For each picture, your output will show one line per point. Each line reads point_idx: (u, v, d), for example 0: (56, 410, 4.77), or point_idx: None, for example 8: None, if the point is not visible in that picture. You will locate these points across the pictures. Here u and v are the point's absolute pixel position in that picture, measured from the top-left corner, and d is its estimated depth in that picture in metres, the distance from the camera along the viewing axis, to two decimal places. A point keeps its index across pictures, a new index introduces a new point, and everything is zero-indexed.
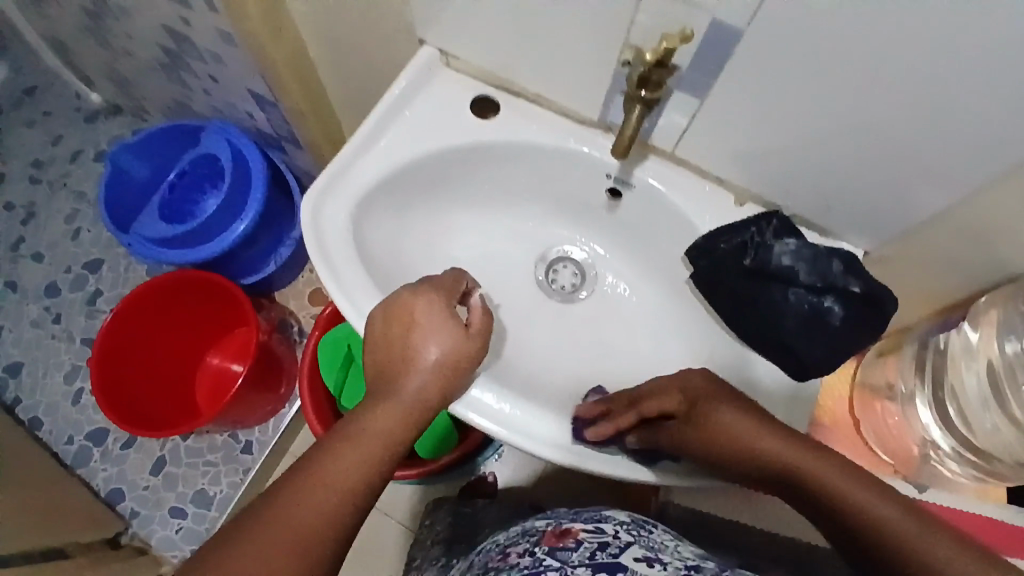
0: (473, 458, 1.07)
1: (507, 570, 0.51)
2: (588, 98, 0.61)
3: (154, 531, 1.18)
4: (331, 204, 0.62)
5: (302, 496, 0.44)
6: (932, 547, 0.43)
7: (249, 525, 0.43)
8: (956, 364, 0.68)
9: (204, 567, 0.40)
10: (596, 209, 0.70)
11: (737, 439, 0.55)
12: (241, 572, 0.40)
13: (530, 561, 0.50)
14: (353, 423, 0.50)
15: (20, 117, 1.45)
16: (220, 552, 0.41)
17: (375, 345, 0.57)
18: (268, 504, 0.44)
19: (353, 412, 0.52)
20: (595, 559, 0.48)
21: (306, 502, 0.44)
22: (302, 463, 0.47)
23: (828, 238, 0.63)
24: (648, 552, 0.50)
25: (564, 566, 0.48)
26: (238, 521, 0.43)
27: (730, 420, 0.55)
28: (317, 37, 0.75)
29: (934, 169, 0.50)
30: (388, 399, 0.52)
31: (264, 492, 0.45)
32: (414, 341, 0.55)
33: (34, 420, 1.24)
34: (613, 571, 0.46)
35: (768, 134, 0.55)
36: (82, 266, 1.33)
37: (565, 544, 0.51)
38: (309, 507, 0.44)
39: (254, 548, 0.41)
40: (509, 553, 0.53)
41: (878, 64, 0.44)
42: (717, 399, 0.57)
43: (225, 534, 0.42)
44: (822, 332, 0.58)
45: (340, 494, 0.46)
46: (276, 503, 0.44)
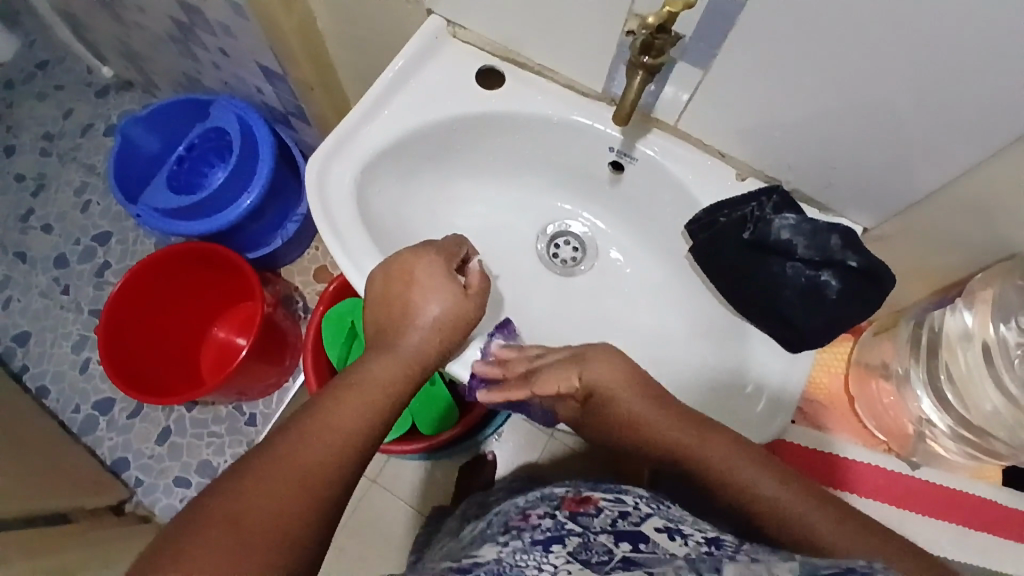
0: (473, 435, 1.09)
1: (529, 530, 0.52)
2: (593, 70, 0.61)
3: (158, 500, 1.20)
4: (336, 168, 0.63)
5: (307, 436, 0.46)
6: (799, 510, 0.48)
7: (259, 463, 0.44)
8: (951, 344, 0.69)
9: (214, 496, 0.42)
10: (599, 183, 0.70)
11: (637, 421, 0.57)
12: (258, 507, 0.41)
13: (552, 524, 0.51)
14: (354, 374, 0.52)
15: (31, 90, 1.46)
16: (231, 489, 0.42)
17: (376, 304, 0.58)
18: (274, 445, 0.45)
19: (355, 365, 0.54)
20: (616, 527, 0.49)
21: (315, 448, 0.46)
22: (308, 408, 0.49)
23: (829, 214, 0.63)
24: (668, 523, 0.50)
25: (586, 531, 0.49)
26: (249, 458, 0.44)
27: (630, 402, 0.57)
28: (326, 9, 0.76)
29: (935, 145, 0.50)
30: (388, 354, 0.54)
31: (273, 434, 0.47)
32: (415, 299, 0.57)
33: (42, 388, 1.26)
34: (635, 541, 0.47)
35: (771, 108, 0.55)
36: (91, 239, 1.35)
37: (585, 510, 0.53)
38: (316, 451, 0.45)
39: (266, 483, 0.43)
40: (529, 515, 0.55)
41: (882, 37, 0.44)
42: (616, 386, 0.57)
43: (239, 470, 0.43)
44: (819, 306, 0.59)
45: (344, 439, 0.47)
46: (282, 446, 0.45)
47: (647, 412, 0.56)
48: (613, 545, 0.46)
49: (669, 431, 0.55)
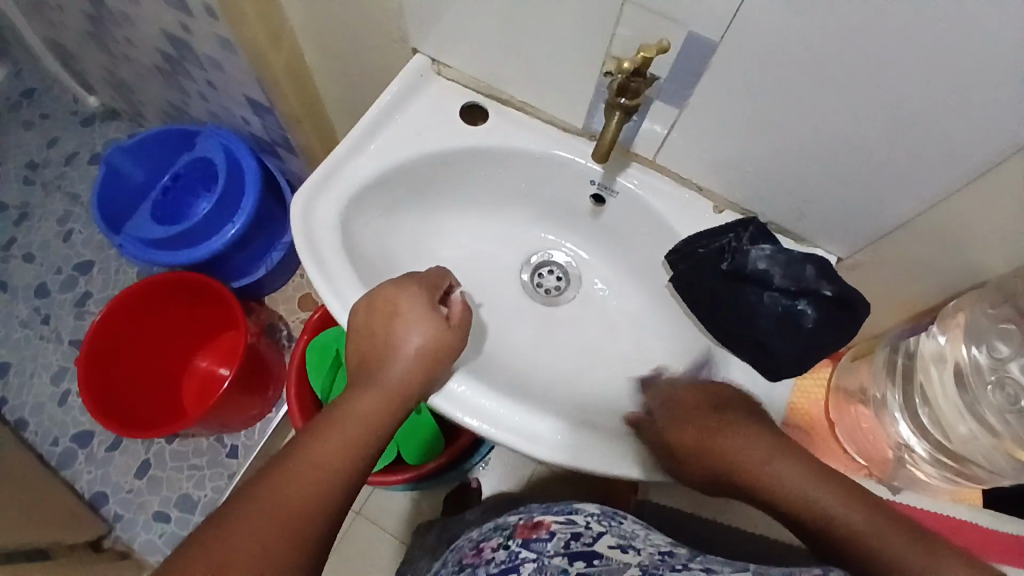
0: (458, 465, 1.08)
1: (483, 566, 0.53)
2: (573, 107, 0.63)
3: (137, 535, 1.18)
4: (321, 202, 0.63)
5: (288, 477, 0.46)
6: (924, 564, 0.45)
7: (241, 505, 0.44)
8: (926, 366, 0.66)
9: (196, 542, 0.42)
10: (580, 214, 0.72)
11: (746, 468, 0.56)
12: (243, 547, 0.42)
13: (506, 555, 0.52)
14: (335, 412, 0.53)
15: (16, 119, 1.46)
16: (214, 532, 0.42)
17: (359, 334, 0.58)
18: (255, 487, 0.46)
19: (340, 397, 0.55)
20: (570, 549, 0.51)
21: (297, 482, 0.46)
22: (288, 449, 0.49)
23: (803, 244, 0.65)
24: (621, 540, 0.52)
25: (540, 556, 0.50)
26: (233, 501, 0.45)
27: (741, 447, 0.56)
28: (314, 45, 0.78)
29: (905, 178, 0.52)
30: (371, 388, 0.55)
31: (253, 477, 0.47)
32: (398, 330, 0.57)
33: (20, 420, 1.24)
34: (589, 558, 0.49)
35: (745, 142, 0.57)
36: (73, 268, 1.34)
37: (538, 535, 0.53)
38: (297, 485, 0.46)
39: (250, 524, 0.43)
40: (483, 548, 0.55)
41: (850, 75, 0.47)
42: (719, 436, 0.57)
43: (221, 513, 0.44)
44: (794, 335, 0.60)
45: (329, 471, 0.48)
46: (264, 487, 0.45)
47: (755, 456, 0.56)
48: (568, 565, 0.49)
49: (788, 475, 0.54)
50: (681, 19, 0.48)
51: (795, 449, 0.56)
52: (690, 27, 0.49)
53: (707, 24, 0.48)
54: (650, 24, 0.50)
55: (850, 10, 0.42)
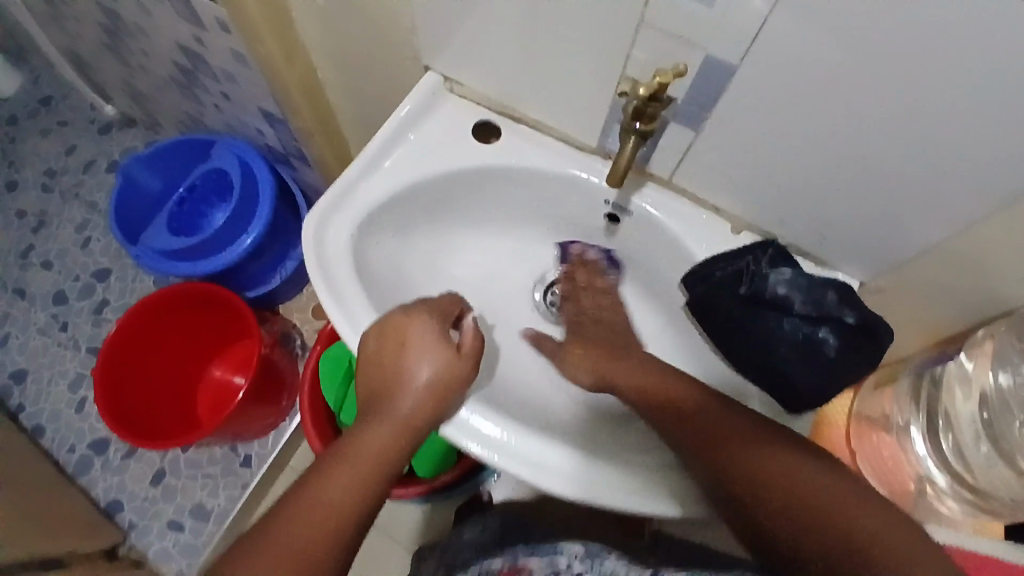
0: (471, 479, 1.06)
1: None
2: (588, 125, 0.62)
3: (152, 543, 1.19)
4: (333, 224, 0.63)
5: (295, 523, 0.48)
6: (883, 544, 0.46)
7: (252, 553, 0.46)
8: (950, 392, 0.64)
9: None
10: (594, 233, 0.70)
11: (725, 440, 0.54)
12: None
13: None
14: (345, 447, 0.53)
15: (35, 126, 1.48)
16: None
17: (369, 363, 0.58)
18: (265, 532, 0.48)
19: (351, 431, 0.55)
20: None
21: (302, 532, 0.48)
22: (297, 488, 0.51)
23: (824, 268, 0.63)
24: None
25: None
26: (243, 546, 0.47)
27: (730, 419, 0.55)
28: (326, 60, 0.77)
29: (931, 204, 0.50)
30: (380, 422, 0.55)
31: (263, 521, 0.49)
32: (407, 362, 0.57)
33: (37, 427, 1.25)
34: None
35: (765, 164, 0.55)
36: (90, 275, 1.35)
37: None
38: (303, 535, 0.47)
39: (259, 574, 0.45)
40: None
41: (877, 98, 0.45)
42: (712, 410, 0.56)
43: (233, 559, 0.46)
44: (816, 364, 0.57)
45: (336, 517, 0.49)
46: (272, 534, 0.47)
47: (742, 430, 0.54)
48: None
49: (757, 452, 0.53)
50: (699, 42, 0.47)
51: (778, 435, 0.54)
52: (709, 51, 0.47)
53: (727, 47, 0.46)
54: (669, 47, 0.49)
55: (878, 34, 0.41)
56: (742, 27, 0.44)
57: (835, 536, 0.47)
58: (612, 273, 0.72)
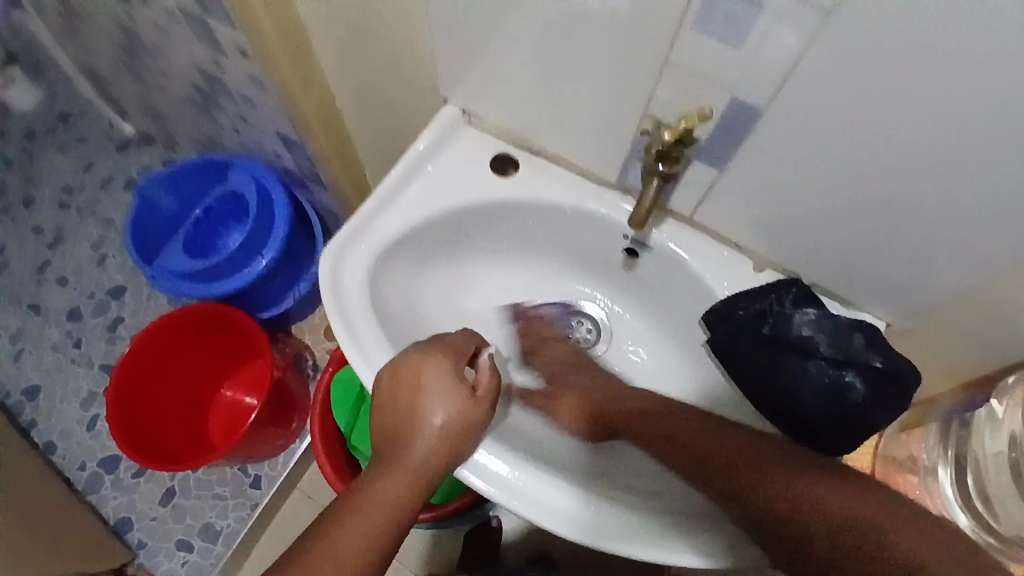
0: (479, 507, 1.04)
1: None
2: (608, 159, 0.61)
3: (160, 563, 1.18)
4: (349, 259, 0.62)
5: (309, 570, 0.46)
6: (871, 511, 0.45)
7: None
8: (981, 433, 0.62)
9: None
10: (611, 266, 0.69)
11: (731, 469, 0.53)
12: None
13: None
14: (359, 491, 0.52)
15: (54, 142, 1.49)
16: None
17: (381, 406, 0.57)
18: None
19: (364, 476, 0.54)
20: None
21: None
22: (310, 533, 0.49)
23: (850, 309, 0.61)
24: None
25: None
26: None
27: (730, 446, 0.55)
28: (344, 88, 0.77)
29: (963, 246, 0.49)
30: (394, 465, 0.54)
31: (275, 567, 0.47)
32: (422, 404, 0.55)
33: (49, 444, 1.25)
34: None
35: (789, 202, 0.54)
36: (105, 292, 1.36)
37: None
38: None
39: None
40: None
41: (905, 136, 0.44)
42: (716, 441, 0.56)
43: None
44: (841, 410, 0.55)
45: (349, 568, 0.48)
46: None
47: (747, 456, 0.53)
48: None
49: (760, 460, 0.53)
50: (726, 81, 0.46)
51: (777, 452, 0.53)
52: (735, 90, 0.47)
53: (754, 86, 0.46)
54: (695, 86, 0.48)
55: (907, 73, 0.40)
56: (766, 63, 0.44)
57: (865, 551, 0.43)
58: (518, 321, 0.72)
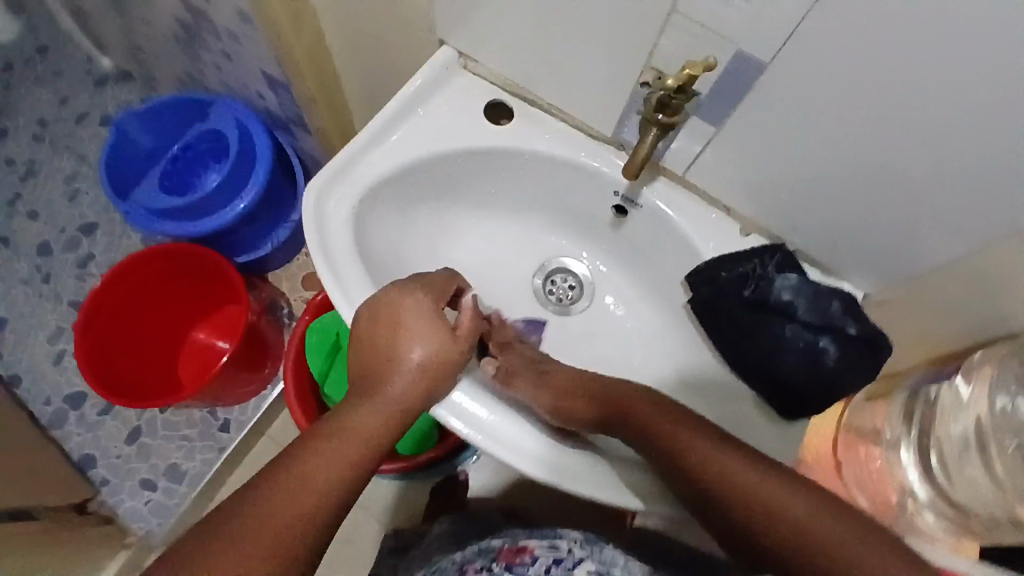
0: (450, 459, 1.05)
1: None
2: (604, 114, 0.60)
3: (122, 501, 1.18)
4: (335, 198, 0.61)
5: (277, 499, 0.46)
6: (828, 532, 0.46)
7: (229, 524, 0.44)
8: (946, 416, 0.63)
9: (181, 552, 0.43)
10: (599, 224, 0.69)
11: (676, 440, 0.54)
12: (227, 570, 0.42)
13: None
14: (332, 423, 0.52)
15: (30, 73, 1.43)
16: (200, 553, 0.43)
17: (360, 342, 0.57)
18: (245, 504, 0.46)
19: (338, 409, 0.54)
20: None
21: (281, 514, 0.46)
22: (280, 461, 0.49)
23: (830, 277, 0.63)
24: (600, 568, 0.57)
25: None
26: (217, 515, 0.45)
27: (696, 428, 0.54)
28: (336, 25, 0.75)
29: (946, 221, 0.49)
30: (370, 401, 0.54)
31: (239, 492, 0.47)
32: (401, 342, 0.55)
33: (14, 377, 1.22)
34: None
35: (780, 167, 0.54)
36: (77, 228, 1.32)
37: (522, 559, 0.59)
38: (281, 514, 0.46)
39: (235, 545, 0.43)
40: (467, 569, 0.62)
41: (901, 106, 0.44)
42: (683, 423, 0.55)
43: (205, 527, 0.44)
44: (816, 374, 0.56)
45: (318, 498, 0.47)
46: (250, 509, 0.45)
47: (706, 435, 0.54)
48: None
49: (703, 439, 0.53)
50: (729, 37, 0.45)
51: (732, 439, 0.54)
52: (738, 45, 0.46)
53: (756, 43, 0.45)
54: (698, 40, 0.47)
55: (922, 33, 0.39)
56: (771, 20, 0.43)
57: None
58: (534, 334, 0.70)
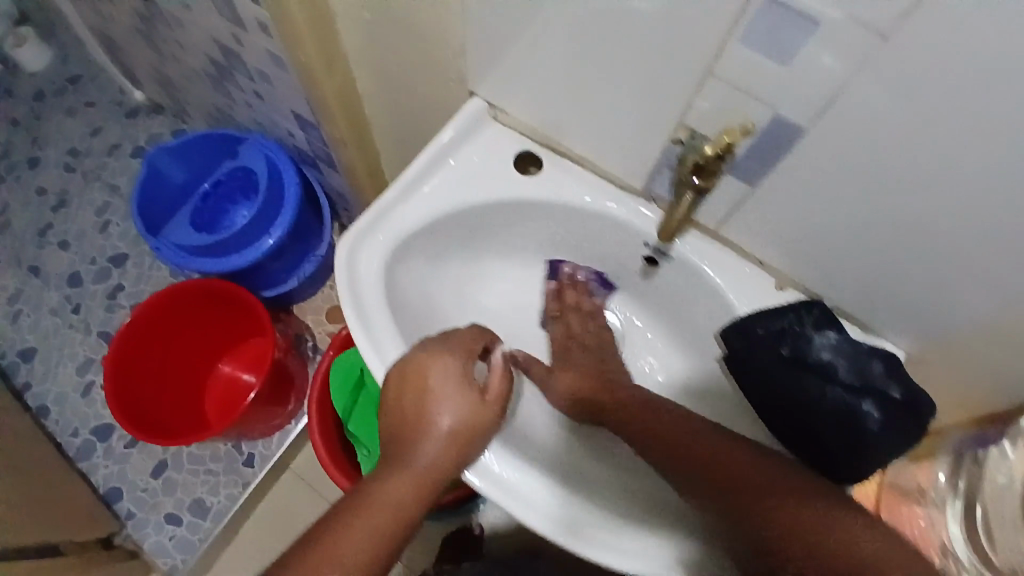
0: (473, 501, 1.04)
1: None
2: (635, 167, 0.60)
3: (148, 536, 1.17)
4: (367, 249, 0.61)
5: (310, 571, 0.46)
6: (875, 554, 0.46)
7: None
8: (990, 476, 0.59)
9: None
10: (629, 273, 0.68)
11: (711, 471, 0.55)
12: None
13: None
14: (366, 492, 0.52)
15: (61, 103, 1.47)
16: None
17: (391, 410, 0.57)
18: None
19: (371, 477, 0.53)
20: None
21: None
22: (317, 530, 0.49)
23: (870, 335, 0.60)
24: None
25: None
26: None
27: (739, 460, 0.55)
28: (368, 72, 0.76)
29: (993, 288, 0.47)
30: (402, 469, 0.54)
31: (277, 560, 0.47)
32: (431, 409, 0.56)
33: (42, 408, 1.24)
34: None
35: (814, 226, 0.53)
36: (107, 259, 1.34)
37: None
38: None
39: None
40: None
41: (948, 173, 0.42)
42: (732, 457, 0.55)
43: None
44: (858, 438, 0.54)
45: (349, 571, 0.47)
46: None
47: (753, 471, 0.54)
48: None
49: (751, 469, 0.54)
50: (767, 100, 0.45)
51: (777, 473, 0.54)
52: (777, 109, 0.45)
53: (798, 109, 0.44)
54: (734, 101, 0.46)
55: (970, 104, 0.37)
56: (811, 81, 0.42)
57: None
58: (601, 293, 0.71)
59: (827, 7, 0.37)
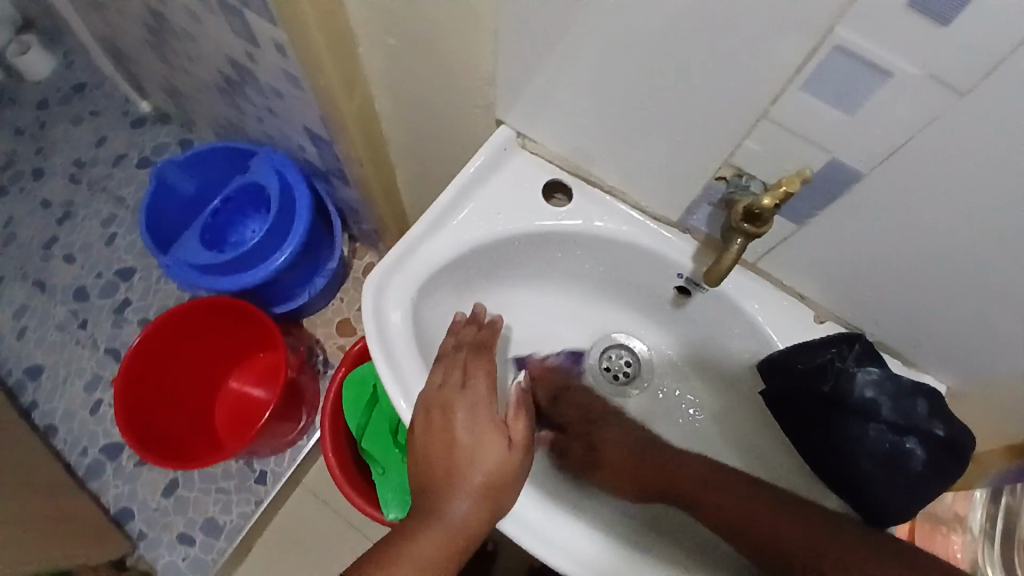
0: None
1: None
2: (670, 198, 0.58)
3: (160, 556, 1.16)
4: (395, 287, 0.60)
5: None
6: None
7: None
8: None
9: None
10: (660, 302, 0.66)
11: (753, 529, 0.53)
12: None
13: None
14: (394, 556, 0.50)
15: (66, 111, 1.45)
16: None
17: (416, 460, 0.55)
18: None
19: (399, 534, 0.51)
20: None
21: None
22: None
23: (910, 369, 0.59)
24: None
25: None
26: None
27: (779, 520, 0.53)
28: (389, 95, 0.74)
29: None
30: (432, 526, 0.52)
31: None
32: (457, 460, 0.54)
33: (49, 428, 1.22)
34: None
35: (859, 261, 0.52)
36: (114, 273, 1.32)
37: None
38: None
39: None
40: None
41: (1010, 219, 0.40)
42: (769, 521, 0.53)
43: None
44: (904, 477, 0.54)
45: None
46: None
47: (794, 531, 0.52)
48: None
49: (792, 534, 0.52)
50: (823, 143, 0.43)
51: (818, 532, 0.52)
52: (834, 152, 0.44)
53: (851, 149, 0.43)
54: (781, 138, 0.45)
55: None
56: (867, 119, 0.40)
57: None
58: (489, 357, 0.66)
59: (889, 50, 0.36)
